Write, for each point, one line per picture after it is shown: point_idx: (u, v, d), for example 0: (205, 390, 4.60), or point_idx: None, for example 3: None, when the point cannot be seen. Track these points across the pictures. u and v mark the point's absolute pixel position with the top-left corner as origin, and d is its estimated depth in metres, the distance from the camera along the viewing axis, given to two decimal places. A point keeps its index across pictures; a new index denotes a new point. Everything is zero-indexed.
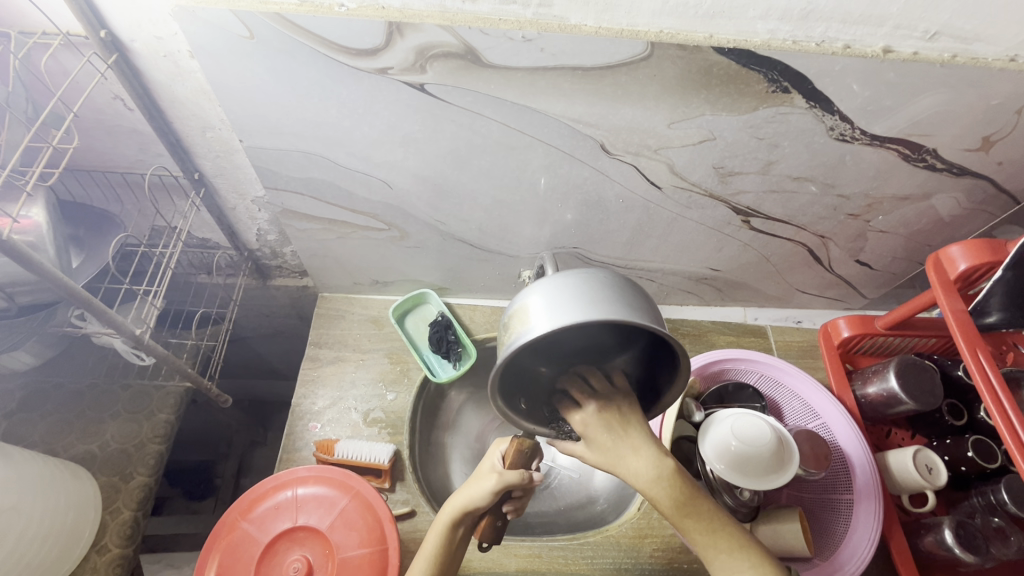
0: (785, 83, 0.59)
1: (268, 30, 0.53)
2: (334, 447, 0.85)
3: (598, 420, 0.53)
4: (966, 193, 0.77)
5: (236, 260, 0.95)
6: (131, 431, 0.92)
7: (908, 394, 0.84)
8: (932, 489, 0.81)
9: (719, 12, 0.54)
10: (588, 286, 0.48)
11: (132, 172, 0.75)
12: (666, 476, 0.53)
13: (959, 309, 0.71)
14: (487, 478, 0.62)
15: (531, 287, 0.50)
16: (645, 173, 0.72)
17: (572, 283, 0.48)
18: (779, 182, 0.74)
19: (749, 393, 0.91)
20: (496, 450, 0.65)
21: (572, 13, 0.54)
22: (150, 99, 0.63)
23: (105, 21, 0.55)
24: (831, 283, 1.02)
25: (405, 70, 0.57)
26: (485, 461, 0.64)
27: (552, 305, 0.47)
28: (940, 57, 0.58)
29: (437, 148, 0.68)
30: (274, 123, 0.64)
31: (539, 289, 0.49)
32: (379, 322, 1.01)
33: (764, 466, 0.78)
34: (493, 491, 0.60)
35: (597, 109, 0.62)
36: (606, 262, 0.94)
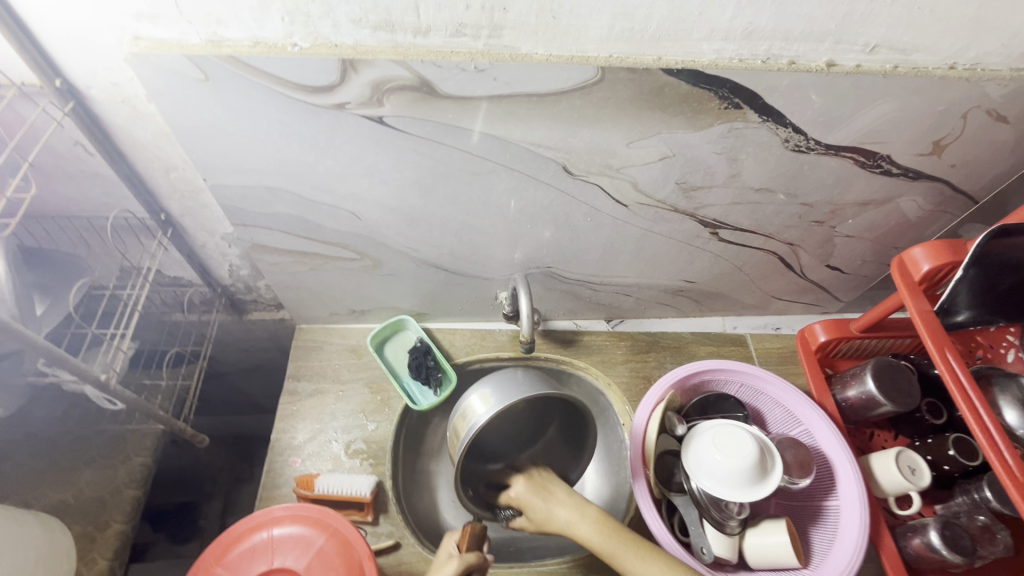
0: (737, 100, 0.61)
1: (222, 72, 0.53)
2: (314, 483, 0.84)
3: (532, 492, 0.79)
4: (925, 195, 0.79)
5: (209, 297, 0.95)
6: (107, 476, 0.90)
7: (886, 396, 0.85)
8: (916, 490, 0.81)
9: (665, 35, 0.55)
10: (518, 374, 0.73)
11: (97, 216, 0.74)
12: (584, 518, 0.75)
13: (925, 309, 0.72)
14: (448, 563, 0.67)
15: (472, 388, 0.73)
16: (610, 192, 0.73)
17: (506, 375, 0.73)
18: (743, 193, 0.76)
19: (730, 402, 0.91)
20: (449, 544, 0.73)
21: (522, 43, 0.55)
22: (110, 142, 0.63)
23: (60, 70, 0.55)
24: (804, 288, 1.03)
25: (362, 104, 0.58)
26: (441, 554, 0.71)
27: (491, 395, 0.71)
28: (883, 68, 0.60)
29: (402, 178, 0.68)
30: (237, 161, 0.64)
31: (478, 388, 0.72)
32: (358, 351, 1.01)
33: (747, 477, 0.77)
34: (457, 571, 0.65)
35: (555, 133, 0.63)
36: (581, 280, 0.94)
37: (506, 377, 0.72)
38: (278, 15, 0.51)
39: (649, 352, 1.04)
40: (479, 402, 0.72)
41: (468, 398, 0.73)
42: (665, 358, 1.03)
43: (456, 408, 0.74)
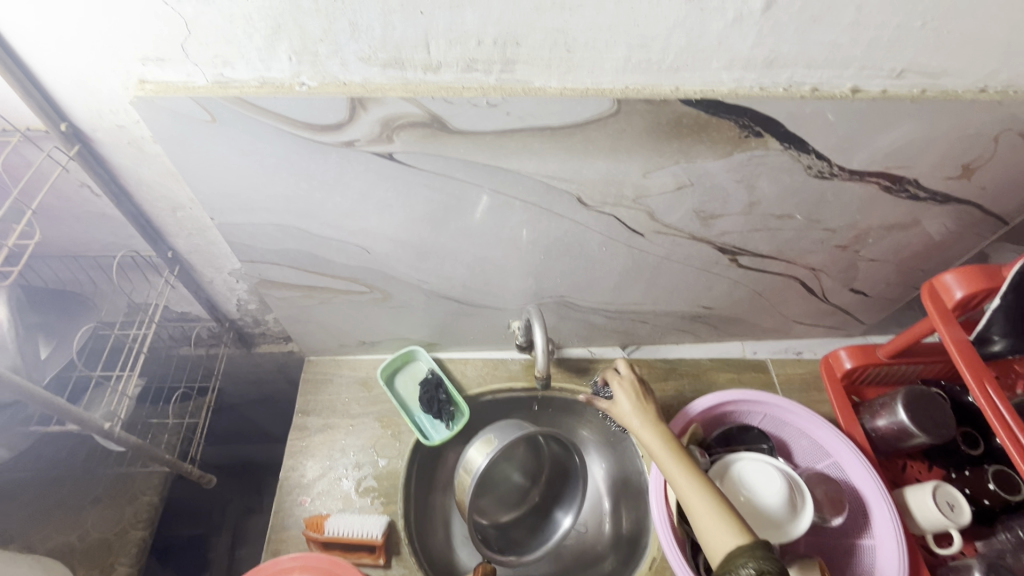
0: (757, 128, 0.59)
1: (228, 113, 0.52)
2: (324, 524, 0.81)
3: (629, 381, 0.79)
4: (953, 218, 0.76)
5: (217, 331, 0.93)
6: (113, 517, 0.88)
7: (919, 426, 0.81)
8: (956, 527, 0.77)
9: (683, 66, 0.54)
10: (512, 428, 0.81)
11: (103, 255, 0.73)
12: (661, 432, 0.72)
13: (960, 337, 0.69)
14: None
15: (474, 440, 0.83)
16: (626, 221, 0.71)
17: (503, 427, 0.82)
18: (763, 220, 0.73)
19: (754, 433, 0.87)
20: None
21: (536, 76, 0.53)
22: (116, 183, 0.62)
23: (66, 114, 0.54)
24: (826, 312, 1.00)
25: (372, 141, 0.56)
26: None
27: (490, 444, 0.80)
28: (910, 92, 0.58)
29: (412, 212, 0.67)
30: (245, 200, 0.63)
31: (480, 440, 0.82)
32: (368, 383, 0.98)
33: (775, 517, 0.74)
34: None
35: (569, 165, 0.61)
36: (596, 308, 0.92)
37: (501, 425, 0.82)
38: (285, 55, 0.50)
39: (667, 380, 1.01)
40: (480, 448, 0.81)
41: (469, 455, 0.82)
42: (683, 386, 1.00)
43: (461, 462, 0.83)
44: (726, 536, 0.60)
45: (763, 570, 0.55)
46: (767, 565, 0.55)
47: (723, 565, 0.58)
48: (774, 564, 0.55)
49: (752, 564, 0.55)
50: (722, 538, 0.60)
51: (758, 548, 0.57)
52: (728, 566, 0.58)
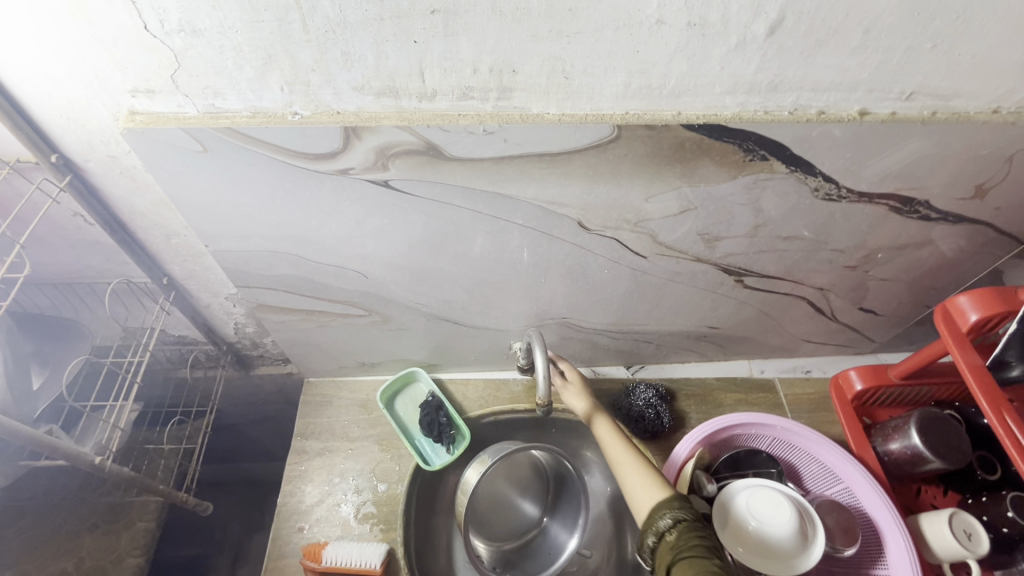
0: (762, 151, 0.57)
1: (221, 143, 0.51)
2: (322, 553, 0.79)
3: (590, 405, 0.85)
4: (966, 237, 0.74)
5: (214, 354, 0.92)
6: (109, 546, 0.88)
7: (934, 452, 0.79)
8: (973, 558, 0.74)
9: (685, 91, 0.52)
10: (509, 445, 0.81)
11: (98, 281, 0.72)
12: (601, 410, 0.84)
13: (975, 363, 0.67)
14: None
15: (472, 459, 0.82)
16: (628, 244, 0.70)
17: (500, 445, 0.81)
18: (769, 242, 0.72)
19: (763, 458, 0.85)
20: None
21: (533, 103, 0.52)
22: (109, 213, 0.61)
23: (57, 146, 0.53)
24: (835, 331, 0.97)
25: (367, 169, 0.55)
26: None
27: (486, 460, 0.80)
28: (920, 114, 0.56)
29: (409, 237, 0.66)
30: (239, 228, 0.62)
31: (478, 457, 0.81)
32: (367, 406, 0.97)
33: (785, 549, 0.71)
34: None
35: (569, 191, 0.60)
36: (599, 328, 0.90)
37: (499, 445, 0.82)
38: (277, 85, 0.49)
39: (673, 401, 0.99)
40: (474, 468, 0.80)
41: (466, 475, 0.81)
42: (689, 407, 0.98)
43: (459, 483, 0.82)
44: (651, 494, 0.71)
45: (678, 520, 0.65)
46: (680, 514, 0.66)
47: (646, 518, 0.68)
48: (687, 512, 0.65)
49: (669, 514, 0.66)
50: (646, 496, 0.71)
51: (676, 501, 0.67)
52: (650, 518, 0.67)
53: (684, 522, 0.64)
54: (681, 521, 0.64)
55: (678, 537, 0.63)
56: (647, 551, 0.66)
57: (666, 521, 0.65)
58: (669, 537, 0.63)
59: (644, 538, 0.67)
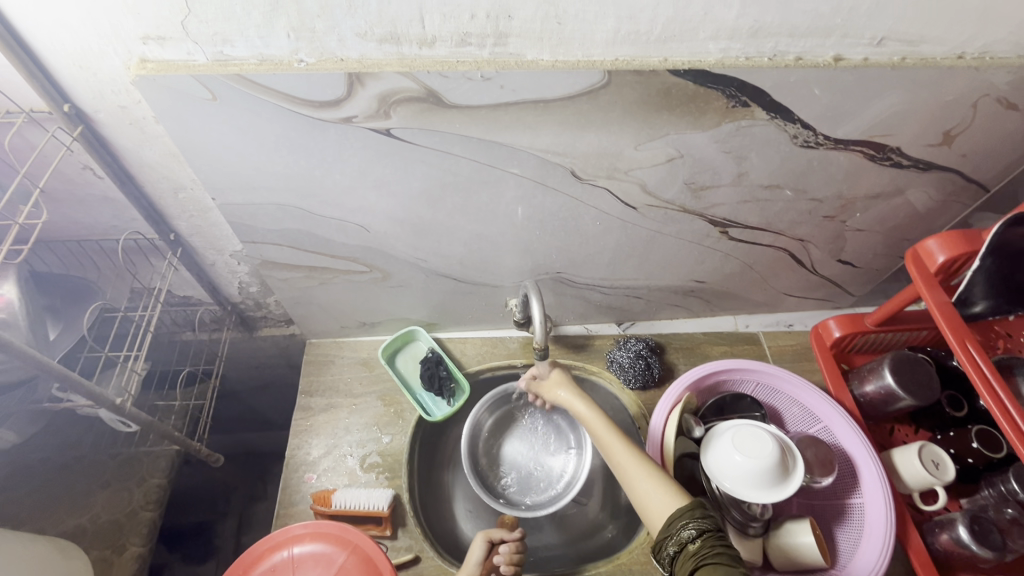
0: (744, 98, 0.61)
1: (229, 91, 0.53)
2: (331, 498, 0.83)
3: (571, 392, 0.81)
4: (936, 185, 0.78)
5: (219, 315, 0.95)
6: (123, 500, 0.90)
7: (906, 390, 0.84)
8: (941, 484, 0.80)
9: (671, 36, 0.55)
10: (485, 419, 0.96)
11: (107, 238, 0.75)
12: (597, 411, 0.76)
13: (943, 301, 0.71)
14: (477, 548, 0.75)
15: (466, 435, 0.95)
16: (619, 194, 0.73)
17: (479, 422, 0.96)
18: (752, 191, 0.75)
19: (747, 402, 0.90)
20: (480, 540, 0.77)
21: (528, 49, 0.55)
22: (119, 165, 0.63)
23: (68, 96, 0.55)
24: (816, 284, 1.02)
25: (369, 117, 0.57)
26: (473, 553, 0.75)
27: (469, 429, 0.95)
28: (891, 60, 0.60)
29: (409, 189, 0.68)
30: (246, 179, 0.64)
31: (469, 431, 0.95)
32: (369, 364, 1.00)
33: (767, 479, 0.76)
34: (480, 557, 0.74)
35: (563, 139, 0.63)
36: (591, 284, 0.94)
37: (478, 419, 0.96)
38: (284, 32, 0.51)
39: (663, 354, 1.03)
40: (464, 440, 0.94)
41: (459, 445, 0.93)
42: (678, 359, 1.03)
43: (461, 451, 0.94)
44: (666, 500, 0.64)
45: (703, 530, 0.58)
46: (705, 524, 0.59)
47: (664, 527, 0.61)
48: (711, 521, 0.59)
49: (691, 524, 0.59)
50: (663, 504, 0.63)
51: (697, 507, 0.61)
52: (668, 529, 0.61)
53: (710, 533, 0.58)
54: (705, 531, 0.58)
55: (703, 549, 0.56)
56: (666, 558, 0.60)
57: (689, 532, 0.58)
58: (692, 550, 0.57)
59: (663, 548, 0.61)
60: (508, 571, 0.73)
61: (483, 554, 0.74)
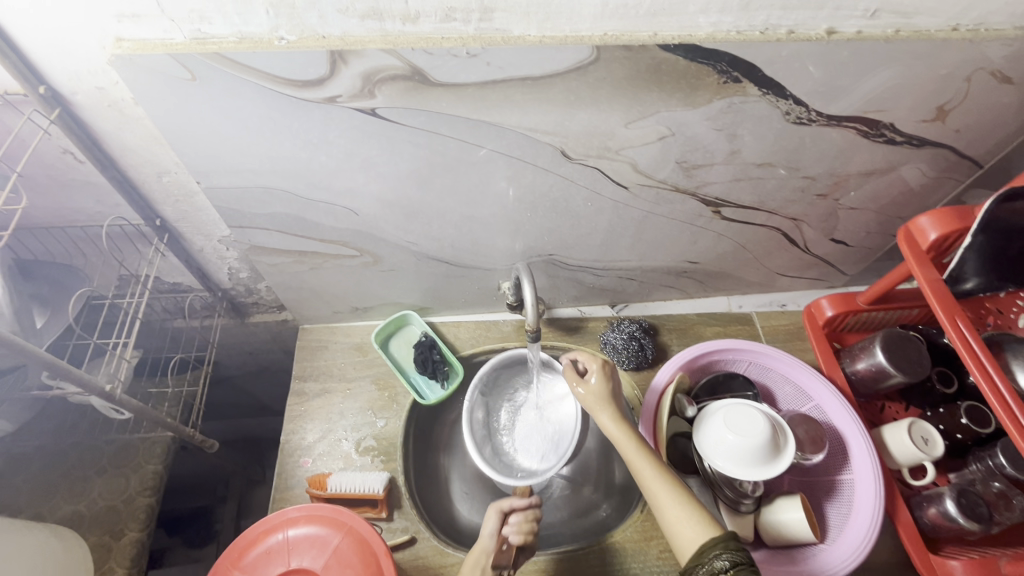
0: (735, 73, 0.60)
1: (208, 70, 0.52)
2: (327, 482, 0.84)
3: (604, 401, 0.79)
4: (929, 162, 0.78)
5: (209, 302, 0.94)
6: (120, 486, 0.90)
7: (896, 367, 0.84)
8: (929, 459, 0.81)
9: (661, 10, 0.54)
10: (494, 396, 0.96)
11: (91, 225, 0.74)
12: (631, 431, 0.75)
13: (934, 277, 0.71)
14: (490, 520, 0.75)
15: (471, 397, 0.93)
16: (610, 174, 0.72)
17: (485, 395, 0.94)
18: (745, 169, 0.75)
19: (740, 381, 0.90)
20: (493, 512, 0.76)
21: (514, 25, 0.54)
22: (99, 149, 0.62)
23: (43, 77, 0.54)
24: (809, 264, 1.02)
25: (354, 97, 0.56)
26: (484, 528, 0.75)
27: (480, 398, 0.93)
28: (885, 33, 0.59)
29: (398, 170, 0.67)
30: (230, 162, 0.63)
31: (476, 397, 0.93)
32: (362, 348, 1.00)
33: (758, 456, 0.77)
34: (493, 530, 0.73)
35: (551, 117, 0.62)
36: (584, 265, 0.94)
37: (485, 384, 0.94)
38: (262, 8, 0.50)
39: (656, 335, 1.03)
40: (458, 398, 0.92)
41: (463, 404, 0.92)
42: (671, 340, 1.03)
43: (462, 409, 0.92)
44: (698, 529, 0.64)
45: (736, 562, 0.58)
46: (738, 556, 0.59)
47: (695, 556, 0.62)
48: (744, 554, 0.59)
49: (724, 555, 0.59)
50: (696, 533, 0.64)
51: (730, 539, 0.61)
52: (700, 558, 0.61)
53: (742, 565, 0.57)
54: (739, 563, 0.58)
55: None
56: None
57: (722, 563, 0.58)
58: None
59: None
60: (520, 540, 0.73)
61: (495, 526, 0.74)
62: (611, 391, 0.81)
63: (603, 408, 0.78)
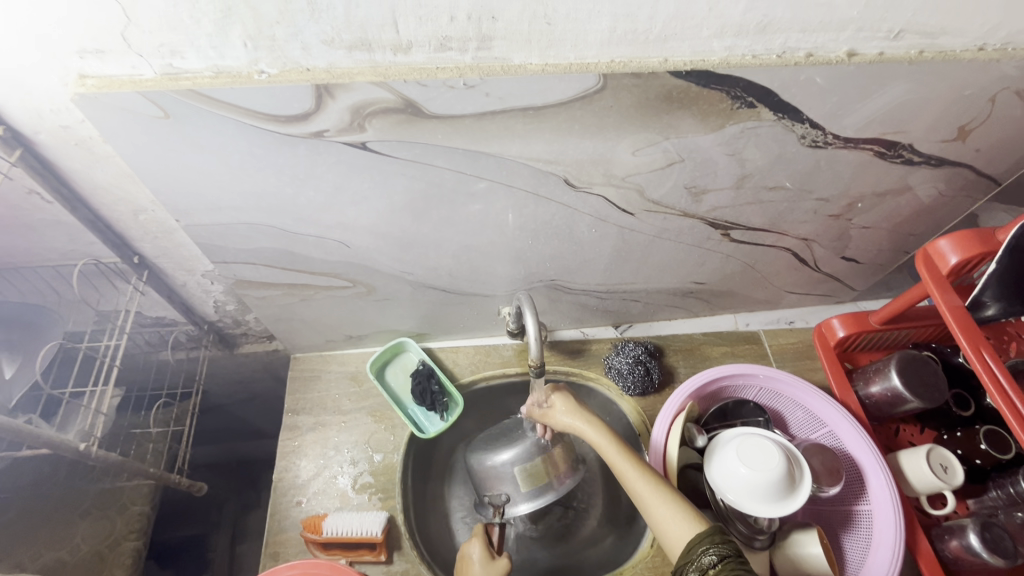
0: (750, 98, 0.56)
1: (181, 107, 0.48)
2: (323, 525, 0.80)
3: (573, 413, 0.76)
4: (947, 181, 0.75)
5: (195, 335, 0.89)
6: (104, 530, 0.87)
7: (913, 392, 0.81)
8: (949, 489, 0.78)
9: (672, 35, 0.50)
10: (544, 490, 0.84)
11: (64, 263, 0.69)
12: (611, 435, 0.72)
13: (955, 303, 0.68)
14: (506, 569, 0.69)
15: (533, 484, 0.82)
16: (616, 201, 0.68)
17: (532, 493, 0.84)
18: (756, 192, 0.71)
19: (750, 407, 0.87)
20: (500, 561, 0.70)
21: (515, 53, 0.50)
22: (68, 188, 0.58)
23: (2, 116, 0.50)
24: (819, 281, 0.99)
25: (342, 131, 0.52)
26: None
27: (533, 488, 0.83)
28: (908, 54, 0.55)
29: (391, 203, 0.63)
30: (211, 199, 0.59)
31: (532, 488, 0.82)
32: (357, 378, 0.96)
33: (775, 492, 0.73)
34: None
35: (555, 147, 0.58)
36: (587, 289, 0.90)
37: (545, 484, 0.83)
38: (239, 41, 0.45)
39: (662, 357, 1.00)
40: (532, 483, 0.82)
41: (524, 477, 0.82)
42: (677, 362, 1.00)
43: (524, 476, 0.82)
44: (684, 526, 0.61)
45: (723, 556, 0.55)
46: (725, 549, 0.56)
47: (684, 555, 0.59)
48: (731, 547, 0.56)
49: (712, 549, 0.56)
50: (684, 531, 0.61)
51: (717, 533, 0.58)
52: (688, 556, 0.58)
53: (729, 558, 0.54)
54: (727, 557, 0.55)
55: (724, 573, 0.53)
56: None
57: (709, 558, 0.55)
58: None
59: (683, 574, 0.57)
60: None
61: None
62: (578, 403, 0.78)
63: (577, 418, 0.75)
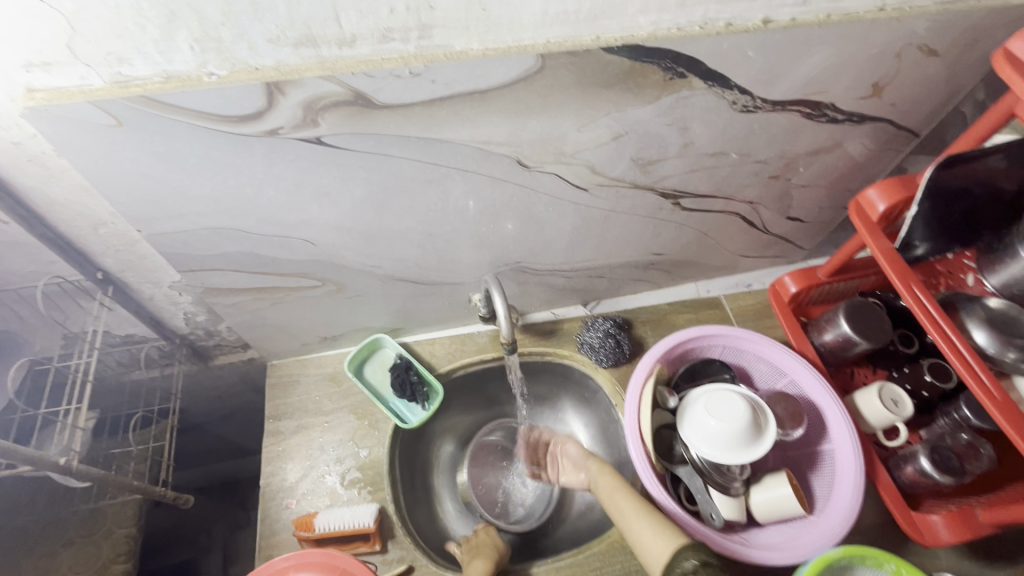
0: (680, 69, 0.60)
1: (135, 114, 0.49)
2: (314, 522, 0.81)
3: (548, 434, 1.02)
4: (871, 135, 0.80)
5: (168, 350, 0.89)
6: (89, 557, 0.85)
7: (860, 334, 0.87)
8: (900, 420, 0.84)
9: (600, 13, 0.53)
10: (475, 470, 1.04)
11: (25, 285, 0.69)
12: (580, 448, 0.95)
13: (886, 246, 0.74)
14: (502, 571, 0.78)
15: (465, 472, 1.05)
16: (569, 178, 0.72)
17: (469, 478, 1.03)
18: (699, 160, 0.76)
19: (717, 364, 0.93)
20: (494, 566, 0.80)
21: (455, 39, 0.52)
22: (23, 207, 0.58)
23: None
24: (769, 242, 1.04)
25: (296, 127, 0.54)
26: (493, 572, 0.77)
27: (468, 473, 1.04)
28: (817, 18, 0.60)
29: (351, 196, 0.65)
30: (172, 206, 0.60)
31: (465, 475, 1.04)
32: (336, 378, 0.97)
33: (741, 440, 0.78)
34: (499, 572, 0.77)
35: (504, 128, 0.61)
36: (552, 270, 0.93)
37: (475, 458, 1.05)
38: (187, 44, 0.47)
39: (631, 330, 1.04)
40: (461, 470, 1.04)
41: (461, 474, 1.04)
42: (645, 332, 1.04)
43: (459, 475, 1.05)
44: (665, 541, 0.71)
45: (702, 560, 0.65)
46: (703, 555, 0.66)
47: (667, 566, 0.68)
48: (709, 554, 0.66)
49: (691, 555, 0.66)
50: (663, 544, 0.71)
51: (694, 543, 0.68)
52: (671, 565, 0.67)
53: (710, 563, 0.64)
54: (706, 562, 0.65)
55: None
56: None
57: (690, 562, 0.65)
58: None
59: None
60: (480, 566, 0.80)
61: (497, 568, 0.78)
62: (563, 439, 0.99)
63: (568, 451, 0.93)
